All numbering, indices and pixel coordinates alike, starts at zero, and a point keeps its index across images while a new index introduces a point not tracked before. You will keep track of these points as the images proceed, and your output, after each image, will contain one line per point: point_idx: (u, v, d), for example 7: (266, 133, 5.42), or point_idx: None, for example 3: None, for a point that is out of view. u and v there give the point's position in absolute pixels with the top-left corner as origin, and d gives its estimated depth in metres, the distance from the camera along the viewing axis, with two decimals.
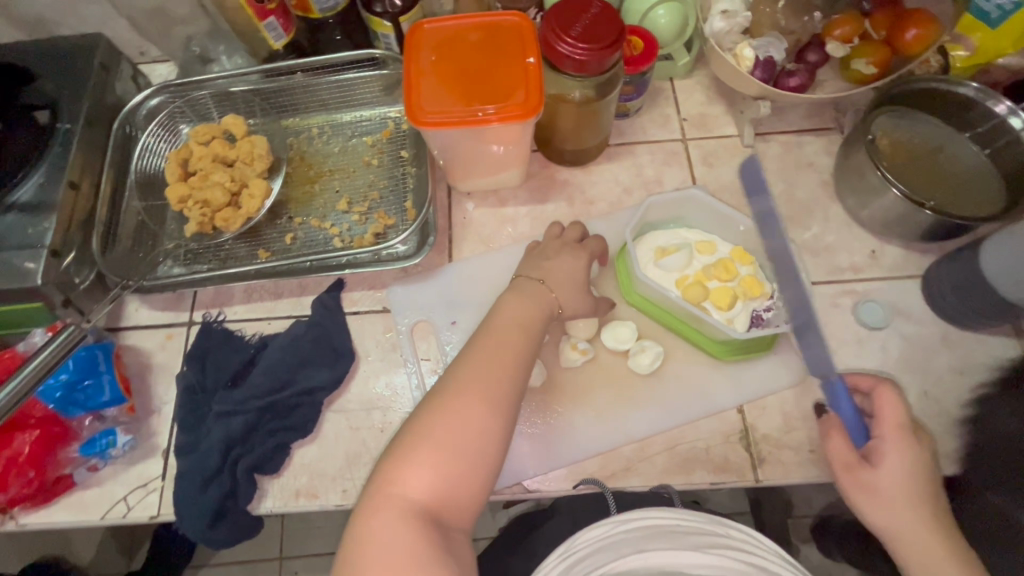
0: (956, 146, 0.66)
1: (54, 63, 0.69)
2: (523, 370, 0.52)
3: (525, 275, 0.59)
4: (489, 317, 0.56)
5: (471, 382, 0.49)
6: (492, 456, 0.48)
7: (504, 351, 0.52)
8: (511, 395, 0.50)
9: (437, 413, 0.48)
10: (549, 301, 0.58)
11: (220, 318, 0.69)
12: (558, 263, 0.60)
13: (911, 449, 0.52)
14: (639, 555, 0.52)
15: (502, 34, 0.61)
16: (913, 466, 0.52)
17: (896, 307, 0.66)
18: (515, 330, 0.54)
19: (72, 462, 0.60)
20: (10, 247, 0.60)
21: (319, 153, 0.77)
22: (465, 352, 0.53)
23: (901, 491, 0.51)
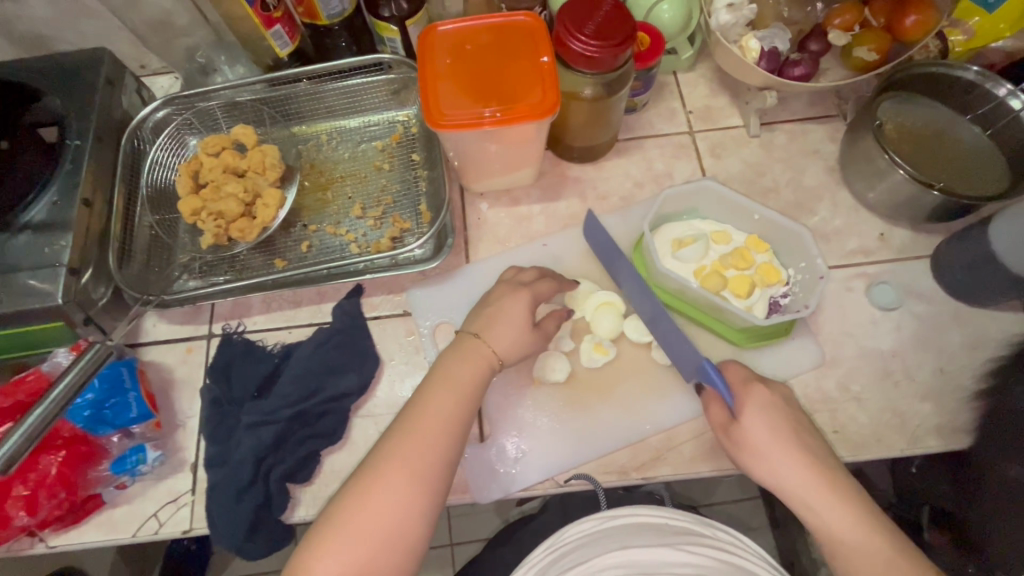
0: (958, 128, 0.68)
1: (59, 80, 0.68)
2: (451, 440, 0.53)
3: (466, 331, 0.60)
4: (426, 380, 0.56)
5: (392, 463, 0.50)
6: (409, 536, 0.49)
7: (434, 420, 0.53)
8: (435, 472, 0.51)
9: (361, 492, 0.48)
10: (487, 361, 0.58)
11: (240, 329, 0.68)
12: (502, 305, 0.60)
13: (771, 410, 0.55)
14: (621, 551, 0.55)
15: (514, 33, 0.62)
16: (775, 424, 0.54)
17: (907, 287, 0.68)
18: (450, 397, 0.54)
19: (99, 482, 0.59)
20: (27, 267, 0.59)
21: (329, 159, 0.77)
22: (396, 423, 0.53)
23: (763, 446, 0.54)
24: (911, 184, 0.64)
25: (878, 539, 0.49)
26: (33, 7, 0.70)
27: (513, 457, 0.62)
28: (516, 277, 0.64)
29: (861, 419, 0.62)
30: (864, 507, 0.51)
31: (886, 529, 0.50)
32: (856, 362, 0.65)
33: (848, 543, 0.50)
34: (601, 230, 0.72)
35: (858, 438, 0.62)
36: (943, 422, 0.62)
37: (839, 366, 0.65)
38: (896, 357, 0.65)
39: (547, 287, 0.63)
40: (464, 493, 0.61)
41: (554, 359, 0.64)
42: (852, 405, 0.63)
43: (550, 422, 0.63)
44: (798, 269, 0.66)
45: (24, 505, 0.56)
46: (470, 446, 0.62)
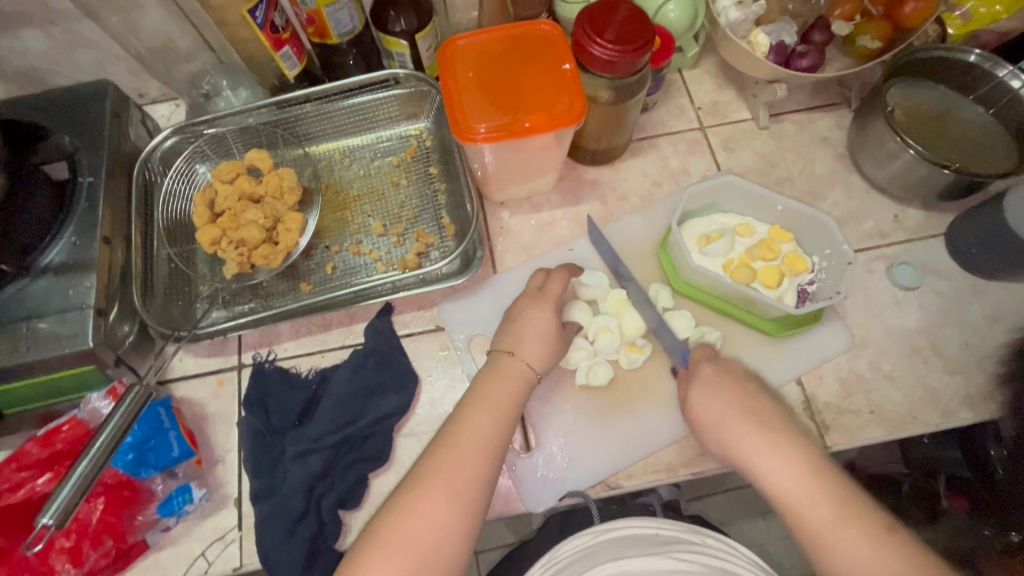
0: (961, 109, 0.70)
1: (65, 116, 0.67)
2: (491, 456, 0.51)
3: (498, 348, 0.59)
4: (465, 396, 0.55)
5: (435, 479, 0.49)
6: (449, 556, 0.47)
7: (474, 436, 0.51)
8: (477, 488, 0.49)
9: (399, 508, 0.47)
10: (525, 375, 0.57)
11: (271, 357, 0.66)
12: (528, 317, 0.60)
13: (720, 385, 0.58)
14: (614, 562, 0.55)
15: (533, 43, 0.63)
16: (721, 399, 0.57)
17: (924, 265, 0.70)
18: (490, 413, 0.53)
19: (144, 526, 0.58)
20: (52, 311, 0.58)
21: (345, 179, 0.76)
22: (434, 442, 0.52)
23: (712, 420, 0.57)
24: (925, 165, 0.65)
25: (824, 501, 0.49)
26: (28, 41, 0.68)
27: (562, 462, 0.62)
28: (532, 286, 0.63)
29: (894, 397, 0.64)
30: (812, 468, 0.51)
31: (835, 489, 0.50)
32: (884, 342, 0.67)
33: (798, 504, 0.50)
34: (625, 230, 0.73)
35: (894, 416, 0.63)
36: (973, 393, 0.64)
37: (869, 347, 0.66)
38: (922, 334, 0.67)
39: (566, 292, 0.62)
40: (516, 504, 0.61)
41: (597, 365, 0.64)
42: (885, 384, 0.65)
43: (593, 426, 0.64)
44: (823, 256, 0.67)
45: (70, 557, 0.54)
46: (518, 459, 0.62)
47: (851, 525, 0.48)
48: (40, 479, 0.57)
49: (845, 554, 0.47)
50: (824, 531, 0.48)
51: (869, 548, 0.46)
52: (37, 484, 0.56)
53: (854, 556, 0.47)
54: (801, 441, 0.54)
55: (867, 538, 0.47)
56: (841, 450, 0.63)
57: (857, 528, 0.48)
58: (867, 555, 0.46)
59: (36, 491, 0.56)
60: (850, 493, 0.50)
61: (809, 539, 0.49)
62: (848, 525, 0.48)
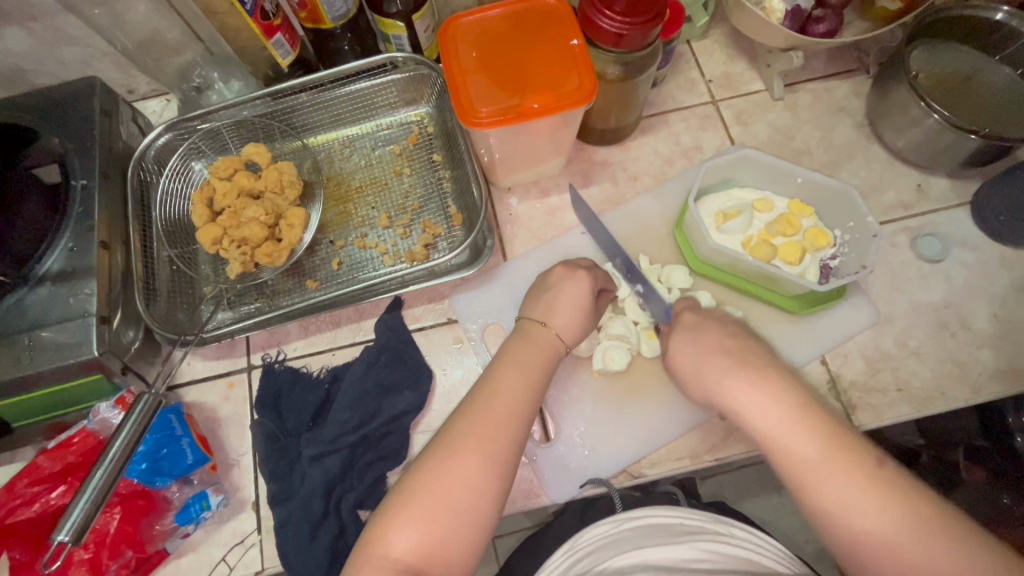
0: (987, 71, 0.67)
1: (54, 117, 0.64)
2: (523, 419, 0.50)
3: (529, 316, 0.57)
4: (494, 360, 0.54)
5: (468, 437, 0.47)
6: (480, 517, 0.45)
7: (505, 396, 0.50)
8: (508, 452, 0.48)
9: (433, 464, 0.46)
10: (553, 346, 0.55)
11: (280, 358, 0.65)
12: (561, 288, 0.58)
13: (699, 330, 0.57)
14: (636, 551, 0.54)
15: (538, 18, 0.60)
16: (705, 343, 0.55)
17: (950, 236, 0.68)
18: (521, 378, 0.52)
19: (164, 535, 0.57)
20: (54, 321, 0.57)
21: (346, 170, 0.73)
22: (465, 403, 0.50)
23: (692, 365, 0.55)
24: (950, 131, 0.62)
25: (815, 442, 0.47)
26: (8, 39, 0.65)
27: (583, 451, 0.61)
28: (576, 261, 0.61)
29: (922, 375, 0.62)
30: (803, 409, 0.48)
31: (825, 424, 0.47)
32: (910, 317, 0.65)
33: (786, 449, 0.47)
34: (638, 210, 0.70)
35: (922, 393, 0.61)
36: (1003, 367, 0.62)
37: (895, 323, 0.64)
38: (949, 308, 0.65)
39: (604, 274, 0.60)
40: (539, 496, 0.59)
41: (615, 349, 0.62)
42: (912, 360, 0.63)
43: (614, 414, 0.62)
44: (846, 229, 0.65)
45: (89, 568, 0.54)
46: (538, 449, 0.60)
47: (841, 459, 0.45)
48: (54, 492, 0.56)
49: (830, 493, 0.45)
50: (813, 466, 0.46)
51: (858, 483, 0.44)
52: (52, 497, 0.56)
53: (838, 490, 0.45)
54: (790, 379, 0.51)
55: (846, 469, 0.45)
56: (867, 429, 0.62)
57: (847, 464, 0.45)
58: (855, 490, 0.44)
59: (50, 504, 0.55)
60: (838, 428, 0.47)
61: (799, 480, 0.47)
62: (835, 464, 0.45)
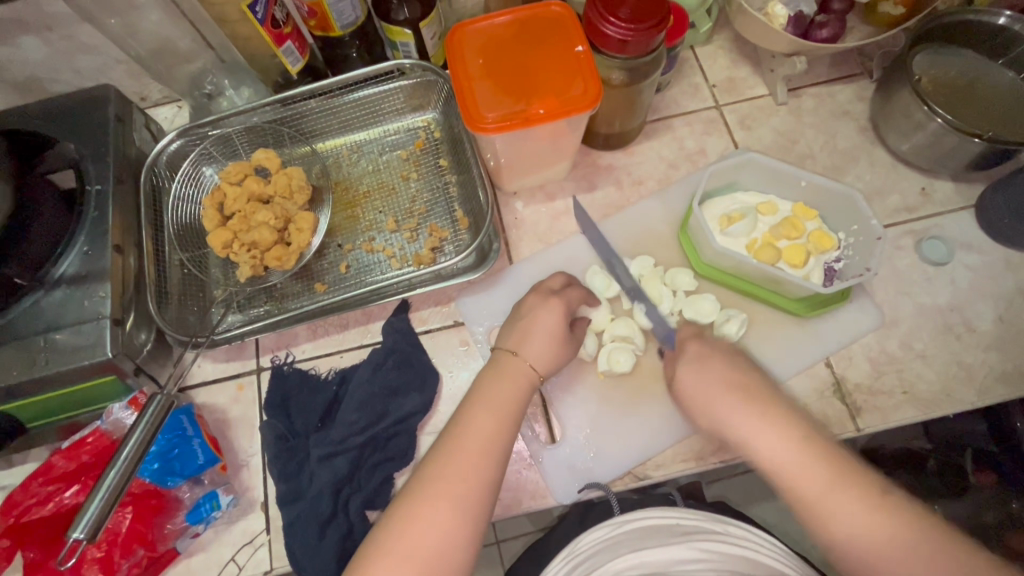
0: (990, 74, 0.67)
1: (69, 124, 0.66)
2: (495, 457, 0.49)
3: (501, 346, 0.57)
4: (465, 398, 0.54)
5: (438, 482, 0.47)
6: (455, 561, 0.45)
7: (474, 438, 0.50)
8: (481, 493, 0.47)
9: (406, 512, 0.46)
10: (528, 377, 0.55)
11: (289, 359, 0.66)
12: (535, 316, 0.58)
13: (707, 359, 0.56)
14: (634, 554, 0.54)
15: (544, 25, 0.61)
16: (712, 375, 0.54)
17: (954, 238, 0.68)
18: (493, 415, 0.51)
19: (174, 534, 0.58)
20: (69, 324, 0.58)
21: (353, 175, 0.74)
22: (434, 448, 0.50)
23: (701, 396, 0.54)
24: (953, 135, 0.63)
25: (815, 473, 0.47)
26: (26, 48, 0.67)
27: (589, 453, 0.61)
28: (547, 285, 0.61)
29: (928, 377, 0.62)
30: (807, 440, 0.48)
31: (829, 458, 0.47)
32: (915, 320, 0.65)
33: (789, 477, 0.48)
34: (642, 214, 0.71)
35: (928, 395, 0.62)
36: (1009, 369, 0.62)
37: (900, 326, 0.65)
38: (954, 310, 0.65)
39: (578, 295, 0.61)
40: (545, 497, 0.60)
41: (619, 351, 0.62)
42: (917, 362, 0.63)
43: (619, 415, 0.63)
44: (850, 232, 0.65)
45: (102, 567, 0.55)
46: (543, 450, 0.61)
47: (843, 490, 0.45)
48: (68, 492, 0.57)
49: (838, 524, 0.45)
50: (819, 497, 0.46)
51: (865, 515, 0.44)
52: (65, 497, 0.56)
53: (843, 522, 0.44)
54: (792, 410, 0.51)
55: (856, 497, 0.45)
56: (873, 431, 0.62)
57: (853, 495, 0.45)
58: (861, 522, 0.44)
59: (64, 503, 0.56)
60: (843, 459, 0.47)
61: (801, 507, 0.47)
62: (835, 493, 0.45)
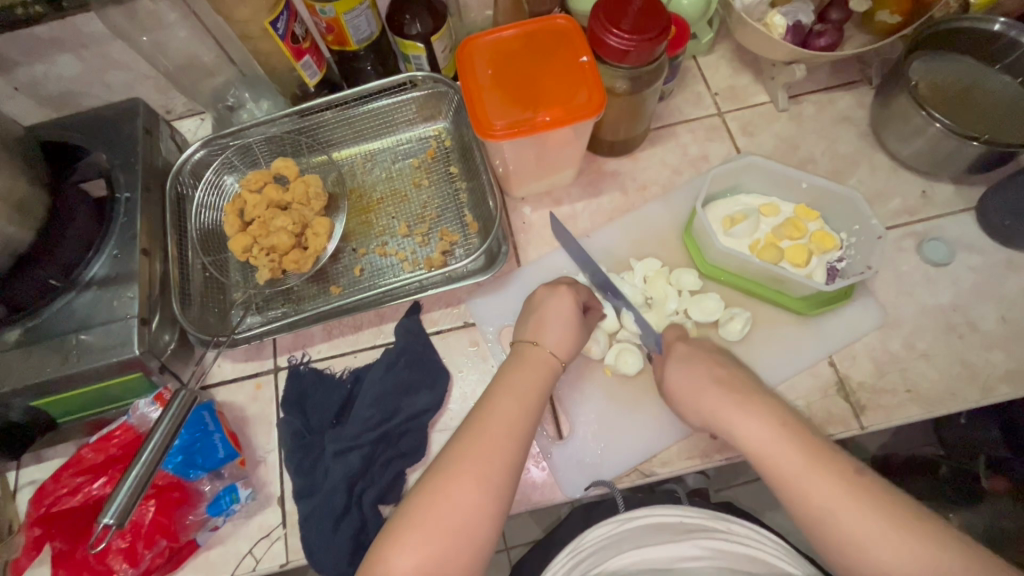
0: (986, 79, 0.69)
1: (100, 135, 0.70)
2: (520, 438, 0.51)
3: (522, 338, 0.59)
4: (490, 384, 0.56)
5: (466, 458, 0.49)
6: (477, 538, 0.47)
7: (501, 418, 0.52)
8: (505, 471, 0.49)
9: (435, 485, 0.48)
10: (549, 364, 0.57)
11: (305, 359, 0.68)
12: (547, 306, 0.60)
13: (694, 359, 0.58)
14: (637, 550, 0.55)
15: (550, 37, 0.64)
16: (699, 370, 0.57)
17: (956, 240, 0.69)
18: (515, 400, 0.53)
19: (195, 526, 0.60)
20: (99, 323, 0.61)
21: (367, 182, 0.77)
22: (462, 428, 0.52)
23: (689, 389, 0.57)
24: (952, 138, 0.64)
25: (794, 448, 0.49)
26: (62, 65, 0.71)
27: (594, 451, 0.63)
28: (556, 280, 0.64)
29: (931, 377, 0.63)
30: (783, 423, 0.51)
31: (804, 440, 0.49)
32: (917, 320, 0.66)
33: (769, 456, 0.49)
34: (647, 218, 0.73)
35: (931, 394, 0.62)
36: (1013, 369, 0.63)
37: (902, 326, 0.66)
38: (957, 310, 0.66)
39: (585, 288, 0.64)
40: (554, 493, 0.61)
41: (627, 352, 0.64)
42: (921, 362, 0.64)
43: (625, 413, 0.64)
44: (852, 232, 0.67)
45: (126, 557, 0.57)
46: (553, 446, 0.62)
47: (825, 472, 0.47)
48: (96, 483, 0.60)
49: (820, 500, 0.46)
50: (799, 476, 0.47)
51: (840, 486, 0.46)
52: (93, 488, 0.60)
53: (820, 495, 0.46)
54: (772, 400, 0.53)
55: (840, 481, 0.46)
56: (877, 429, 0.62)
57: (829, 471, 0.47)
58: (843, 499, 0.45)
59: (92, 495, 0.60)
60: (817, 442, 0.49)
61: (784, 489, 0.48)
62: (816, 469, 0.47)
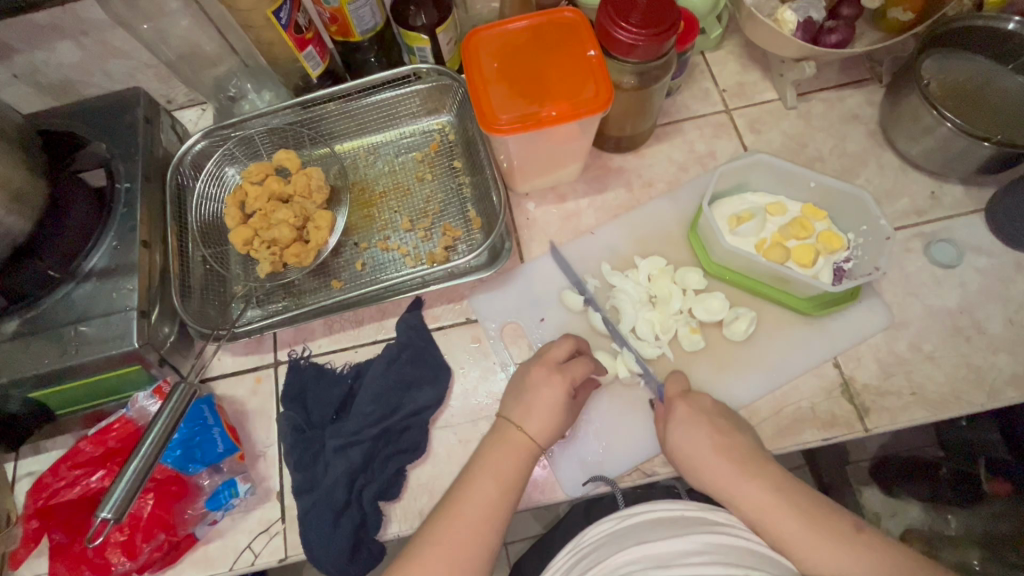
0: (999, 79, 0.68)
1: (101, 124, 0.69)
2: (497, 520, 0.51)
3: (507, 418, 0.56)
4: (470, 464, 0.54)
5: (438, 545, 0.49)
6: None
7: (477, 503, 0.51)
8: (477, 562, 0.49)
9: (411, 565, 0.48)
10: (530, 451, 0.55)
11: (306, 354, 0.68)
12: (539, 395, 0.56)
13: (696, 424, 0.57)
14: (636, 547, 0.53)
15: (557, 30, 0.63)
16: (699, 435, 0.56)
17: (964, 241, 0.68)
18: (493, 484, 0.52)
19: (194, 520, 0.59)
20: (98, 314, 0.60)
21: (370, 176, 0.76)
22: (439, 507, 0.52)
23: (692, 458, 0.56)
24: (963, 138, 0.63)
25: (794, 515, 0.50)
26: (62, 52, 0.70)
27: (596, 451, 0.62)
28: (551, 354, 0.60)
29: (937, 379, 0.62)
30: (781, 488, 0.52)
31: (801, 504, 0.51)
32: (924, 321, 0.65)
33: (771, 521, 0.51)
34: (652, 215, 0.72)
35: (936, 397, 0.62)
36: (1020, 373, 0.62)
37: (908, 327, 0.65)
38: (964, 313, 0.65)
39: (584, 370, 0.59)
40: (554, 491, 0.61)
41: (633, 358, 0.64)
42: (926, 364, 0.63)
43: (628, 414, 0.64)
44: (860, 232, 0.66)
45: (124, 550, 0.57)
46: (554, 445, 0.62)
47: (827, 539, 0.48)
48: (94, 476, 0.60)
49: (832, 569, 0.47)
50: (805, 547, 0.49)
51: (848, 553, 0.48)
52: (92, 481, 0.59)
53: (831, 565, 0.47)
54: (766, 462, 0.55)
55: (845, 549, 0.48)
56: (881, 432, 0.62)
57: (831, 534, 0.49)
58: (852, 565, 0.47)
59: (90, 487, 0.59)
60: (817, 506, 0.51)
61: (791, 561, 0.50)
62: (819, 538, 0.49)
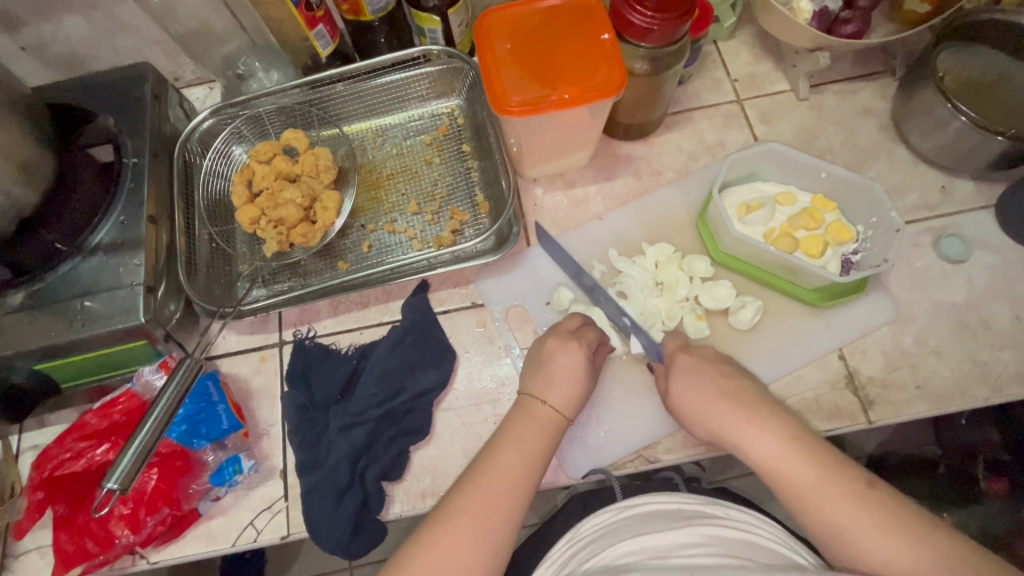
0: (1014, 72, 0.68)
1: (108, 99, 0.69)
2: (521, 490, 0.51)
3: (526, 391, 0.57)
4: (494, 435, 0.54)
5: (466, 513, 0.49)
6: None
7: (504, 474, 0.51)
8: (503, 532, 0.49)
9: (440, 528, 0.48)
10: (554, 420, 0.55)
11: (311, 334, 0.68)
12: (558, 362, 0.58)
13: (698, 374, 0.57)
14: (634, 539, 0.55)
15: (571, 12, 0.63)
16: (701, 385, 0.56)
17: (974, 237, 0.68)
18: (519, 454, 0.52)
19: (197, 495, 0.60)
20: (103, 289, 0.60)
21: (377, 158, 0.76)
22: (466, 473, 0.52)
23: (699, 406, 0.55)
24: (977, 133, 0.63)
25: (805, 462, 0.49)
26: (70, 25, 0.69)
27: (598, 438, 0.62)
28: (564, 324, 0.61)
29: (943, 374, 0.62)
30: (794, 437, 0.51)
31: (821, 456, 0.49)
32: (930, 316, 0.65)
33: (781, 472, 0.50)
34: (661, 203, 0.72)
35: (940, 391, 0.62)
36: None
37: (914, 321, 0.65)
38: (970, 308, 0.65)
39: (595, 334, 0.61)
40: (556, 475, 0.61)
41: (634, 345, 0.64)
42: (931, 358, 0.63)
43: (631, 401, 0.64)
44: (869, 225, 0.66)
45: (128, 524, 0.57)
46: None
47: (837, 487, 0.48)
48: (99, 450, 0.60)
49: (840, 520, 0.47)
50: (816, 496, 0.48)
51: (855, 504, 0.47)
52: (96, 454, 0.60)
53: (839, 511, 0.47)
54: (779, 412, 0.53)
55: (851, 501, 0.47)
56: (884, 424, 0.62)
57: (844, 486, 0.48)
58: (851, 512, 0.46)
59: (95, 460, 0.60)
60: (832, 455, 0.50)
61: (801, 503, 0.49)
62: (833, 487, 0.48)
